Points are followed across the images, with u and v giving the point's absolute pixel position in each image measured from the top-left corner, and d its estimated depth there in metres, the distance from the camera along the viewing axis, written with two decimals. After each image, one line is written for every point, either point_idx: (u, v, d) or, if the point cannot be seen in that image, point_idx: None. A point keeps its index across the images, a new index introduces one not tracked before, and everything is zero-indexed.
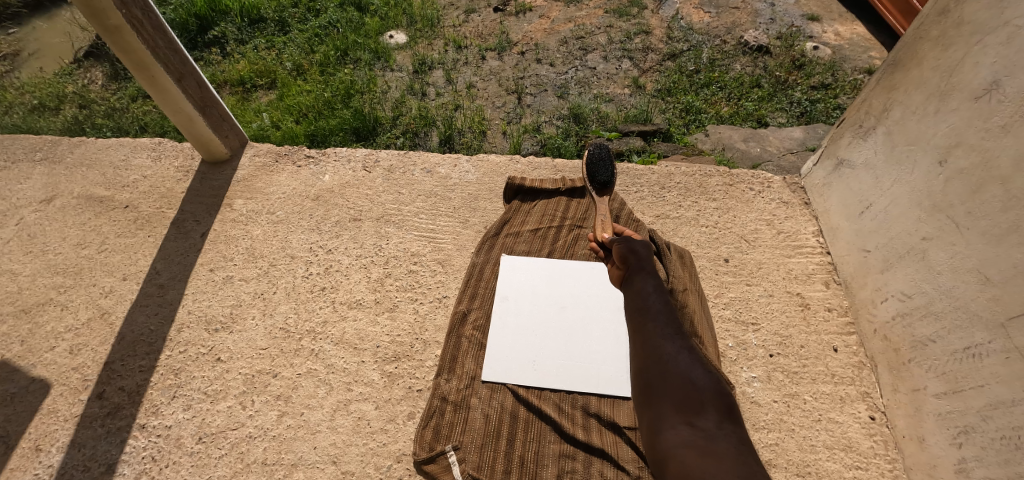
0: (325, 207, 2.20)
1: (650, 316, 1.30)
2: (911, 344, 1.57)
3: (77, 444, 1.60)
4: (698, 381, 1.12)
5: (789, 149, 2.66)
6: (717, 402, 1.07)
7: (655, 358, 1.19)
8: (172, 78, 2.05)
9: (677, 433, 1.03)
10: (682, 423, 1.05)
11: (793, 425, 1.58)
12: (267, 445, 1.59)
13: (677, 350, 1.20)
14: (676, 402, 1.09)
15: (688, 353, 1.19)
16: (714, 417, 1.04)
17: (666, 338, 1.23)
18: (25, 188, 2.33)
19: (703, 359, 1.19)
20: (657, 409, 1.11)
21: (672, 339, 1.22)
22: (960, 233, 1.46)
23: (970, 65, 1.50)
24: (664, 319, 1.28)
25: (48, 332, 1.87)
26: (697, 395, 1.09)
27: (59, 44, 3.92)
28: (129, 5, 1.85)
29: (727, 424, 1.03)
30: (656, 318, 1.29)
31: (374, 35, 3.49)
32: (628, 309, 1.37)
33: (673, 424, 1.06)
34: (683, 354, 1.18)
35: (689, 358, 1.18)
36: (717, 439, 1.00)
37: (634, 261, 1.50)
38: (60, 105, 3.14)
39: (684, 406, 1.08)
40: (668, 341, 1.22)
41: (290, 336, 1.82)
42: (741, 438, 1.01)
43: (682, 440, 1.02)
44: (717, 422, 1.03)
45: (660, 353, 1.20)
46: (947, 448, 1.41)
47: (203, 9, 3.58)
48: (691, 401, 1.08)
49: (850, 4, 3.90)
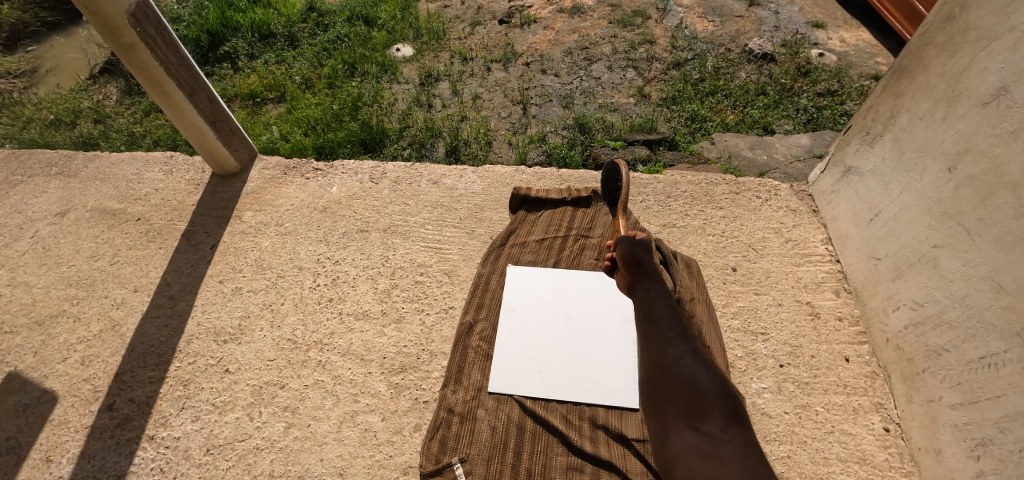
0: (332, 219, 2.22)
1: (652, 320, 1.27)
2: (925, 354, 1.54)
3: (87, 455, 1.61)
4: (702, 385, 1.12)
5: (796, 156, 2.64)
6: (722, 405, 1.08)
7: (658, 363, 1.18)
8: (184, 94, 2.08)
9: (683, 439, 1.04)
10: (687, 428, 1.06)
11: (805, 437, 1.55)
12: (274, 457, 1.59)
13: (681, 354, 1.18)
14: (680, 408, 1.09)
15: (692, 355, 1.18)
16: (719, 421, 1.05)
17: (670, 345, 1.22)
18: (41, 201, 2.38)
19: (707, 361, 1.18)
20: (661, 415, 1.11)
21: (675, 342, 1.20)
22: (971, 240, 1.44)
23: (977, 71, 1.49)
24: (667, 322, 1.25)
25: (61, 344, 1.89)
26: (702, 400, 1.09)
27: (75, 60, 4.01)
28: (144, 23, 1.91)
29: (732, 427, 1.04)
30: (659, 322, 1.26)
31: (381, 48, 3.54)
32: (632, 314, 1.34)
33: (678, 429, 1.06)
34: (688, 358, 1.17)
35: (693, 360, 1.17)
36: (723, 443, 1.01)
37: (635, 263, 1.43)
38: (75, 120, 3.20)
39: (689, 411, 1.08)
40: (671, 345, 1.20)
41: (298, 347, 1.83)
42: (746, 440, 1.02)
43: (687, 445, 1.02)
44: (722, 426, 1.04)
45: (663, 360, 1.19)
46: (964, 461, 1.38)
47: (215, 25, 3.65)
48: (695, 406, 1.08)
49: (855, 10, 3.89)
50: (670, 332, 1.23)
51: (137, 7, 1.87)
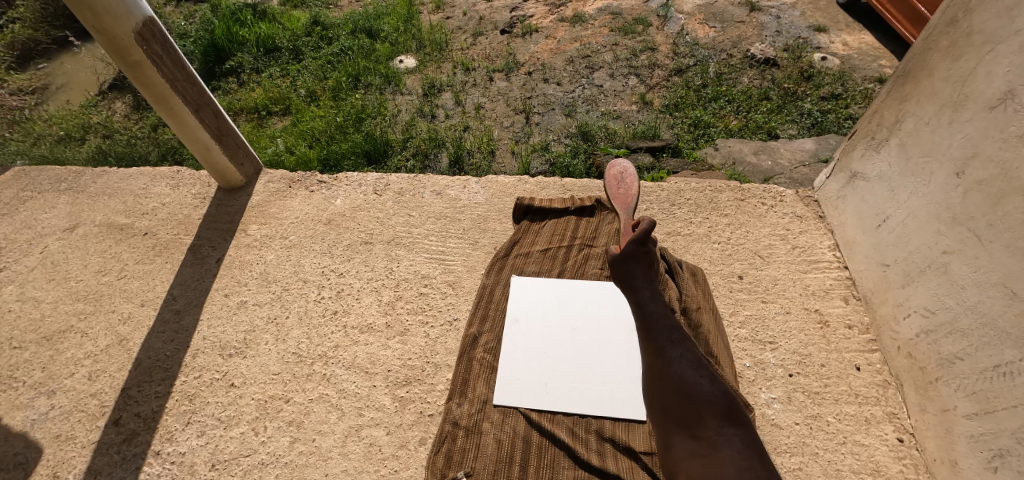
0: (336, 231, 2.22)
1: (643, 329, 1.27)
2: (938, 363, 1.51)
3: (94, 471, 1.61)
4: (697, 388, 1.11)
5: (802, 161, 2.61)
6: (716, 407, 1.08)
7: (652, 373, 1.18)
8: (189, 110, 2.10)
9: (683, 449, 1.05)
10: (685, 437, 1.07)
11: (816, 449, 1.52)
12: (279, 472, 1.58)
13: (673, 360, 1.18)
14: (676, 415, 1.10)
15: (686, 359, 1.18)
16: (713, 424, 1.05)
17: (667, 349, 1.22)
18: (50, 217, 2.40)
19: (699, 362, 1.17)
20: (661, 425, 1.13)
21: (669, 348, 1.21)
22: (981, 246, 1.41)
23: (982, 75, 1.47)
24: (657, 328, 1.25)
25: (68, 359, 1.89)
26: (697, 404, 1.09)
27: (85, 77, 4.06)
28: (150, 41, 1.93)
29: (730, 427, 1.04)
30: (651, 331, 1.25)
31: (385, 60, 3.57)
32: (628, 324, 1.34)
33: (678, 439, 1.08)
34: (682, 362, 1.17)
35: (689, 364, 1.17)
36: (720, 446, 1.01)
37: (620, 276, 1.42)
38: (84, 136, 3.23)
39: (686, 418, 1.09)
40: (662, 353, 1.20)
41: (302, 361, 1.82)
42: (743, 439, 1.02)
43: (688, 454, 1.04)
44: (717, 428, 1.04)
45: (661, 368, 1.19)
46: (981, 472, 1.34)
47: (222, 40, 3.70)
48: (689, 412, 1.09)
49: (857, 13, 3.87)
50: (662, 339, 1.22)
51: (144, 25, 1.89)
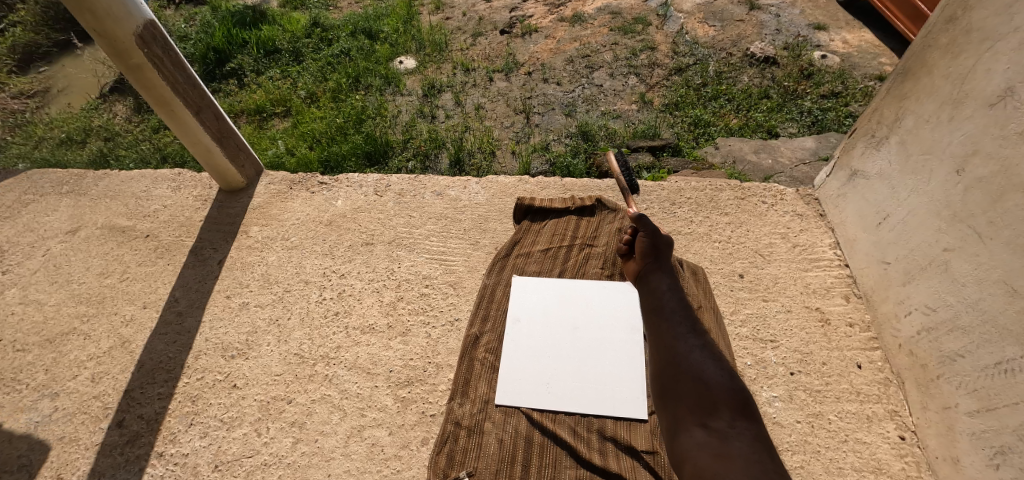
0: (337, 232, 2.23)
1: (662, 314, 1.30)
2: (939, 360, 1.51)
3: (98, 472, 1.61)
4: (711, 380, 1.14)
5: (802, 159, 2.61)
6: (730, 400, 1.10)
7: (667, 358, 1.21)
8: (190, 111, 2.10)
9: (692, 435, 1.07)
10: (696, 424, 1.09)
11: (818, 447, 1.52)
12: (282, 473, 1.59)
13: (690, 349, 1.21)
14: (689, 404, 1.12)
15: (699, 351, 1.20)
16: (727, 416, 1.07)
17: (677, 338, 1.24)
18: (52, 220, 2.41)
19: (716, 355, 1.20)
20: (672, 412, 1.14)
21: (684, 337, 1.24)
22: (983, 242, 1.41)
23: (982, 72, 1.47)
24: (676, 316, 1.28)
25: (71, 361, 1.90)
26: (710, 395, 1.12)
27: (86, 80, 4.08)
28: (150, 43, 1.93)
29: (741, 422, 1.06)
30: (669, 316, 1.30)
31: (384, 61, 3.58)
32: (641, 307, 1.38)
33: (687, 426, 1.09)
34: (696, 353, 1.20)
35: (701, 355, 1.19)
36: (731, 439, 1.03)
37: (653, 253, 1.47)
38: (85, 138, 3.24)
39: (698, 408, 1.11)
40: (681, 340, 1.23)
41: (304, 361, 1.83)
42: (755, 434, 1.04)
43: (696, 443, 1.06)
44: (730, 421, 1.06)
45: (671, 354, 1.21)
46: (983, 470, 1.35)
47: (221, 42, 3.71)
48: (703, 403, 1.11)
49: (856, 12, 3.87)
50: (674, 330, 1.25)
51: (144, 28, 1.90)
